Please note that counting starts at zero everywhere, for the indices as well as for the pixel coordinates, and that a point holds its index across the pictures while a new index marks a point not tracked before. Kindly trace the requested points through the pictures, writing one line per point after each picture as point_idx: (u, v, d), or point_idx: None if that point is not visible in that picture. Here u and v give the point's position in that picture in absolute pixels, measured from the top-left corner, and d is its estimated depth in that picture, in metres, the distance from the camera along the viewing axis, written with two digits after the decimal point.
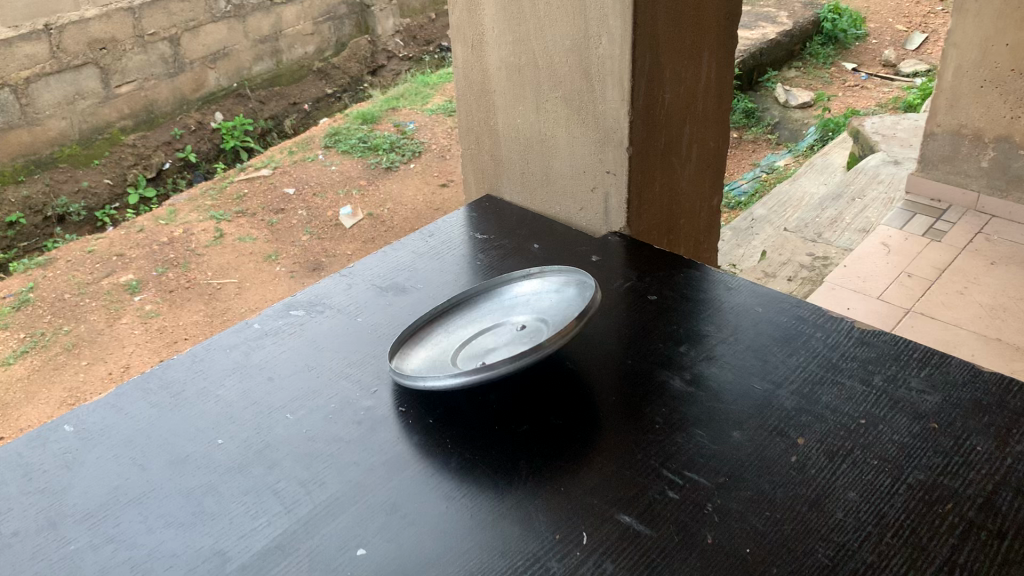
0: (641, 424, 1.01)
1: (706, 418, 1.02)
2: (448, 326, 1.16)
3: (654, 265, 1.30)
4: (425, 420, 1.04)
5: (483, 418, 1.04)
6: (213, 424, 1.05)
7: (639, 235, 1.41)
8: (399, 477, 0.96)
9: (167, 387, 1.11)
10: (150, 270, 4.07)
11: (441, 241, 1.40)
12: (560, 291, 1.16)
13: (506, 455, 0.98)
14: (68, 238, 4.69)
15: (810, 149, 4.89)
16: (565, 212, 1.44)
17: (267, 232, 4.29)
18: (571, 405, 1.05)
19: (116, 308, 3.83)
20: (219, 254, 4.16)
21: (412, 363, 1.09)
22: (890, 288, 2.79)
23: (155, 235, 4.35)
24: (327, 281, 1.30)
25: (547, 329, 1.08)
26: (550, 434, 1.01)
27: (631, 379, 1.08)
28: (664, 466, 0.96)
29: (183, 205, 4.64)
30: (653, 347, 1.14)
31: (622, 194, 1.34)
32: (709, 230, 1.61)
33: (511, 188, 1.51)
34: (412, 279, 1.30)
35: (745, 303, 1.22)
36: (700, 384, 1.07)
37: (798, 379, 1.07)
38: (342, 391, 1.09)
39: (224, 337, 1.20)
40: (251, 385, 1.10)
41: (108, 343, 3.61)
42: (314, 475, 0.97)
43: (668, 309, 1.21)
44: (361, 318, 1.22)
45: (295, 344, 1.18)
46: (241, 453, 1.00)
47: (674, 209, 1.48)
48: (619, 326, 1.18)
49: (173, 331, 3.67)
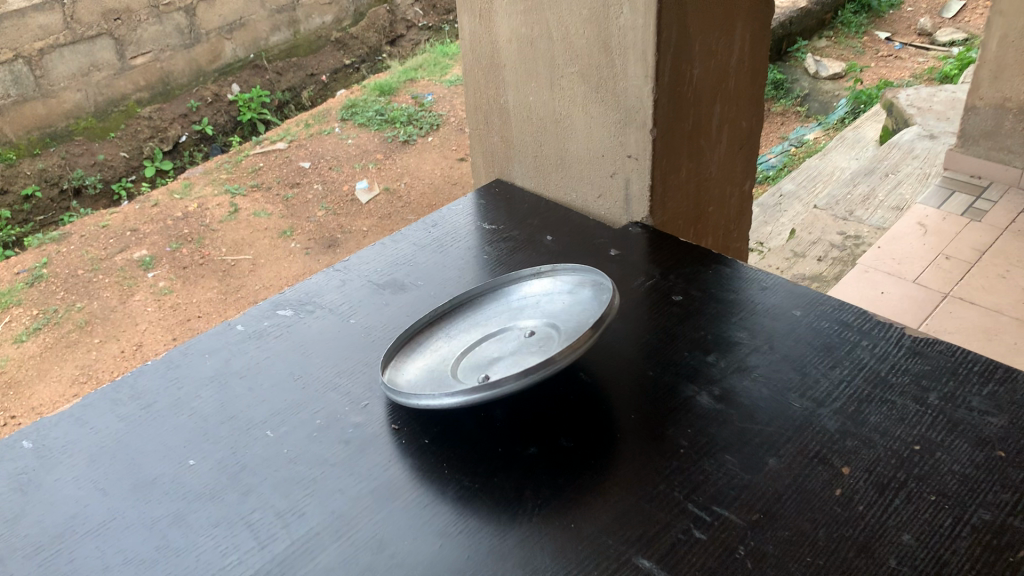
0: (664, 449, 0.90)
1: (738, 442, 0.90)
2: (449, 330, 1.05)
3: (680, 261, 1.18)
4: (420, 440, 0.92)
5: (486, 438, 0.92)
6: (184, 442, 0.94)
7: (664, 225, 1.28)
8: (389, 508, 0.85)
9: (137, 399, 1.01)
10: (164, 246, 3.98)
11: (445, 232, 1.28)
12: (575, 293, 1.03)
13: (509, 483, 0.87)
14: (84, 212, 4.60)
15: (842, 121, 4.70)
16: (582, 200, 1.31)
17: (281, 207, 4.20)
18: (584, 425, 0.93)
19: (129, 284, 3.75)
20: (234, 229, 4.06)
21: (407, 373, 0.98)
22: (927, 271, 2.63)
23: (170, 210, 4.25)
24: (319, 278, 1.19)
25: (559, 337, 0.96)
26: (560, 459, 0.89)
27: (653, 394, 0.96)
28: (689, 500, 0.84)
29: (198, 178, 4.55)
30: (678, 357, 1.01)
31: (645, 180, 1.21)
32: (740, 219, 1.48)
33: (522, 171, 1.39)
34: (412, 275, 1.18)
35: (781, 305, 1.09)
36: (730, 400, 0.95)
37: (842, 397, 0.95)
38: (328, 405, 0.98)
39: (204, 339, 1.09)
40: (229, 396, 1.00)
41: (120, 320, 3.53)
42: (294, 505, 0.86)
43: (696, 311, 1.08)
44: (354, 320, 1.10)
45: (281, 348, 1.07)
46: (213, 478, 0.90)
47: (702, 197, 1.35)
48: (640, 330, 1.06)
49: (186, 308, 3.58)
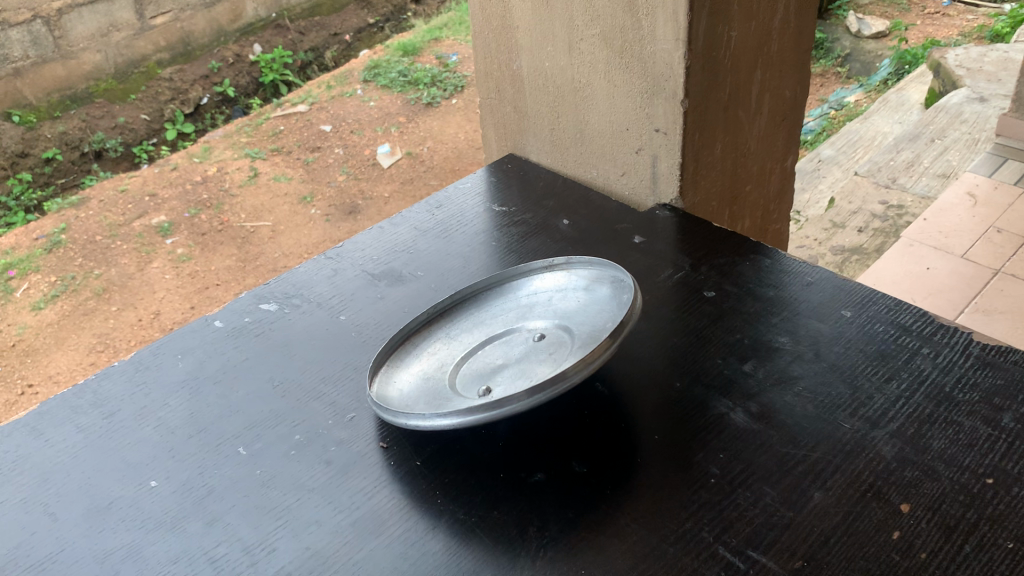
0: (690, 477, 0.77)
1: (778, 472, 0.77)
2: (449, 331, 0.93)
3: (712, 250, 1.04)
4: (411, 462, 0.81)
5: (486, 460, 0.80)
6: (147, 460, 0.84)
7: (696, 208, 1.14)
8: (372, 543, 0.74)
9: (99, 408, 0.90)
10: (183, 211, 3.84)
11: (451, 215, 1.17)
12: (592, 290, 0.91)
13: (510, 516, 0.75)
14: (104, 175, 4.46)
15: (884, 83, 4.47)
16: (603, 177, 1.18)
17: (301, 171, 4.04)
18: (600, 445, 0.81)
19: (147, 251, 3.63)
20: (253, 194, 3.91)
21: (399, 382, 0.86)
22: (976, 246, 2.46)
23: (190, 174, 4.10)
24: (309, 269, 1.08)
25: (572, 343, 0.83)
26: (571, 488, 0.77)
27: (680, 409, 0.84)
28: (720, 543, 0.71)
29: (218, 142, 4.40)
30: (710, 365, 0.89)
31: (675, 158, 1.07)
32: (780, 199, 1.33)
33: (538, 146, 1.26)
34: (412, 265, 1.07)
35: (827, 304, 0.96)
36: (769, 418, 0.82)
37: (900, 417, 0.81)
38: (309, 417, 0.86)
39: (179, 337, 0.99)
40: (200, 405, 0.89)
41: (138, 288, 3.42)
42: (264, 539, 0.75)
43: (730, 309, 0.95)
44: (344, 317, 0.99)
45: (261, 348, 0.96)
46: (176, 503, 0.79)
47: (738, 175, 1.20)
48: (667, 331, 0.93)
49: (204, 276, 3.46)
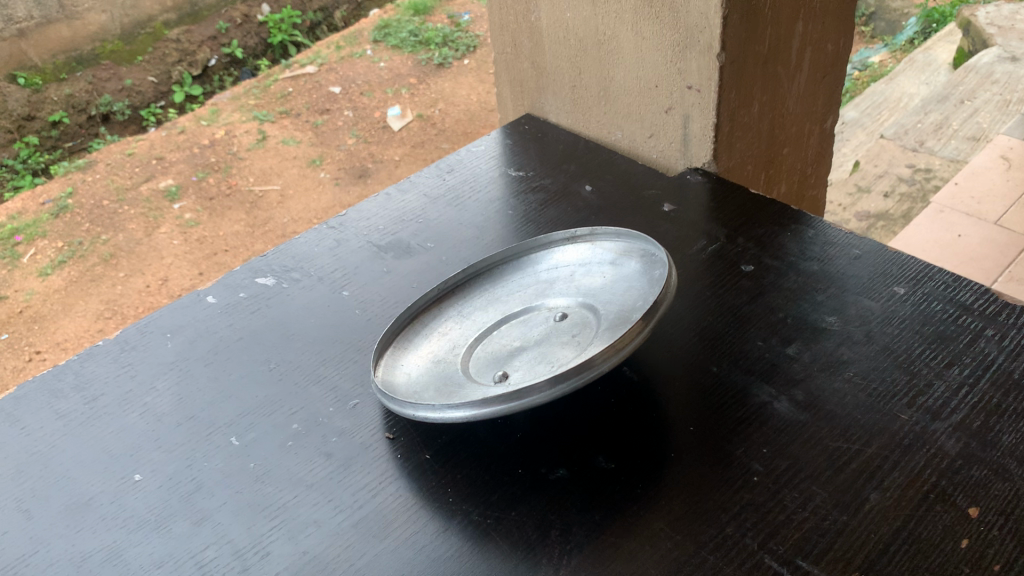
0: (730, 476, 0.69)
1: (828, 469, 0.69)
2: (460, 310, 0.84)
3: (749, 219, 0.95)
4: (421, 455, 0.73)
5: (503, 453, 0.73)
6: (131, 451, 0.76)
7: (730, 173, 1.05)
8: (377, 546, 0.66)
9: (81, 392, 0.83)
10: (189, 173, 3.66)
11: (463, 181, 1.09)
12: (619, 265, 0.82)
13: (530, 517, 0.67)
14: (111, 139, 4.17)
15: (910, 43, 4.33)
16: (629, 139, 1.09)
17: (309, 134, 3.88)
18: (630, 438, 0.73)
19: (154, 216, 3.44)
20: (262, 157, 3.73)
21: (406, 368, 0.78)
22: (1010, 212, 2.35)
23: (196, 136, 3.89)
24: (311, 240, 1.00)
25: (597, 325, 0.75)
26: (597, 487, 0.69)
27: (717, 397, 0.76)
28: (765, 551, 0.63)
29: (225, 104, 4.16)
30: (749, 348, 0.80)
31: (709, 118, 0.97)
32: (820, 163, 1.23)
33: (557, 105, 1.17)
34: (421, 236, 0.99)
35: (876, 279, 0.87)
36: (817, 408, 0.74)
37: (964, 407, 0.73)
38: (308, 403, 0.79)
39: (170, 315, 0.91)
40: (190, 390, 0.82)
41: (146, 253, 3.25)
42: (257, 541, 0.68)
43: (771, 284, 0.87)
44: (348, 293, 0.91)
45: (258, 328, 0.88)
46: (162, 500, 0.72)
47: (776, 138, 1.11)
48: (701, 310, 0.85)
49: (212, 242, 3.30)
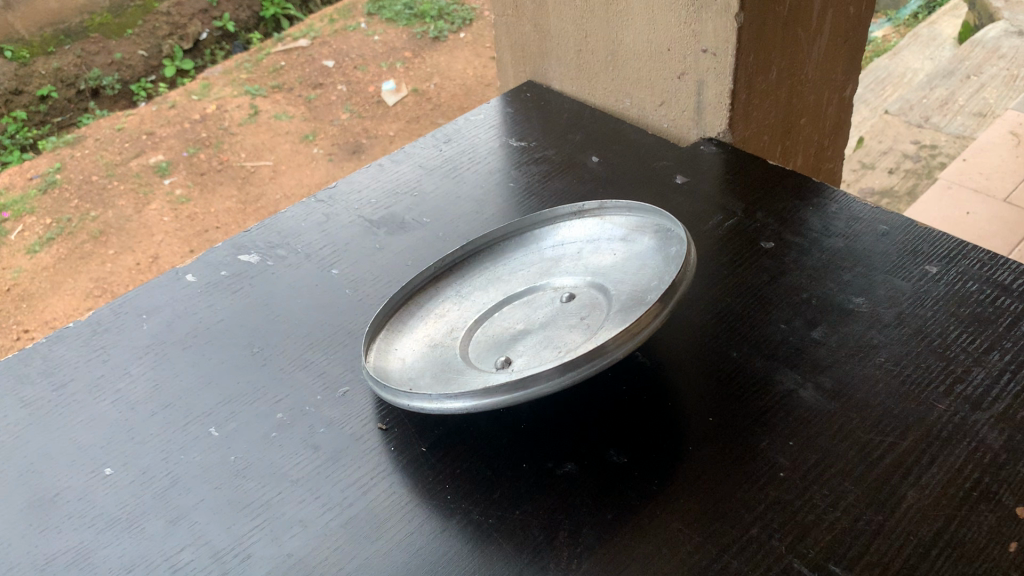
0: (753, 472, 0.63)
1: (860, 464, 0.63)
2: (458, 291, 0.78)
3: (768, 192, 0.89)
4: (416, 448, 0.67)
5: (506, 445, 0.67)
6: (101, 442, 0.70)
7: (746, 143, 0.99)
8: (369, 550, 0.60)
9: (48, 378, 0.77)
10: (181, 149, 3.16)
11: (462, 152, 1.02)
12: (631, 242, 0.76)
13: (536, 517, 0.61)
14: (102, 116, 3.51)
15: (913, 17, 4.23)
16: (639, 107, 1.02)
17: (303, 108, 3.37)
18: (642, 427, 0.67)
19: (144, 192, 2.99)
20: (254, 132, 3.24)
21: (400, 354, 0.72)
22: (1019, 189, 2.28)
23: (187, 111, 3.35)
24: (297, 213, 0.94)
25: (608, 308, 0.69)
26: (609, 483, 0.63)
27: (736, 383, 0.70)
28: (794, 556, 0.58)
29: (216, 78, 3.60)
30: (771, 331, 0.74)
31: (724, 84, 0.91)
32: (838, 135, 1.16)
33: (561, 71, 1.10)
34: (416, 210, 0.93)
35: (904, 256, 0.80)
36: (846, 397, 0.68)
37: (1005, 396, 0.66)
38: (293, 391, 0.73)
39: (146, 295, 0.85)
40: (166, 376, 0.76)
41: (137, 230, 2.84)
42: (238, 542, 0.62)
43: (792, 261, 0.81)
44: (338, 272, 0.85)
45: (241, 311, 0.81)
46: (135, 496, 0.66)
47: (794, 107, 1.04)
48: (718, 289, 0.79)
49: (203, 219, 2.88)
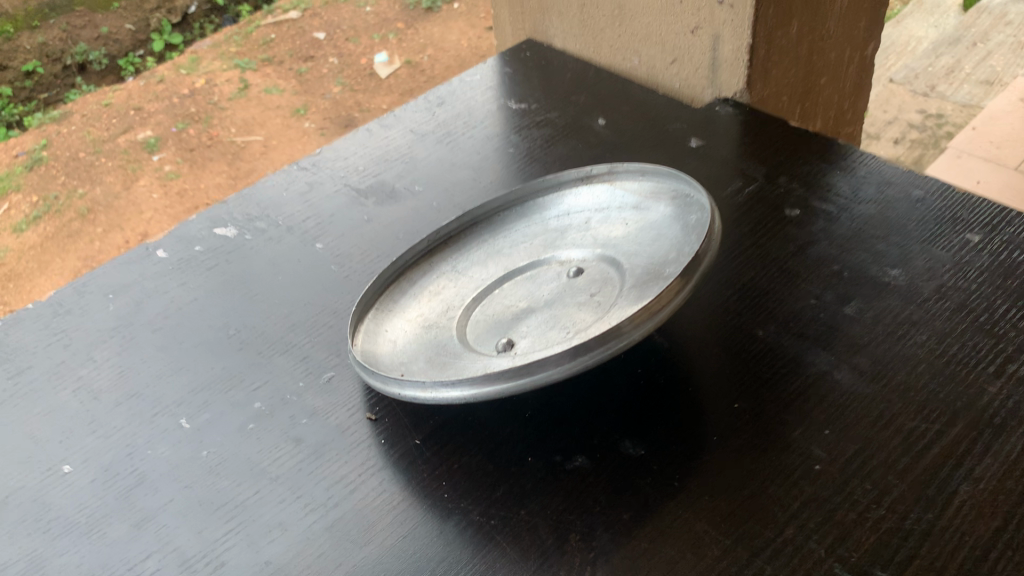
0: (785, 465, 0.57)
1: (904, 456, 0.57)
2: (454, 267, 0.71)
3: (792, 156, 0.82)
4: (409, 441, 0.61)
5: (510, 438, 0.60)
6: (59, 435, 0.64)
7: (765, 104, 0.91)
8: (357, 558, 0.54)
9: (3, 365, 0.70)
10: (168, 125, 2.62)
11: (456, 115, 0.95)
12: (645, 210, 0.69)
13: (544, 519, 0.55)
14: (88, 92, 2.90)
15: None
16: (648, 65, 0.94)
17: (293, 82, 2.77)
18: (660, 414, 0.60)
19: (133, 168, 2.49)
20: (243, 108, 2.67)
21: (390, 338, 0.65)
22: None
23: (176, 85, 2.77)
24: (279, 181, 0.87)
25: (622, 286, 0.62)
26: (626, 478, 0.57)
27: (762, 365, 0.63)
28: (835, 560, 0.51)
29: (206, 52, 2.98)
30: (799, 306, 0.67)
31: (742, 38, 0.83)
32: (859, 97, 1.07)
33: (563, 28, 1.02)
34: (407, 178, 0.85)
35: (940, 222, 0.73)
36: (885, 379, 0.61)
37: None
38: (273, 377, 0.66)
39: (114, 272, 0.78)
40: (132, 361, 0.69)
41: (127, 208, 2.37)
42: (209, 548, 0.55)
43: (820, 229, 0.74)
44: (322, 246, 0.78)
45: (216, 290, 0.74)
46: (96, 496, 0.59)
47: (817, 65, 0.95)
48: (739, 261, 0.72)
49: (193, 196, 2.38)
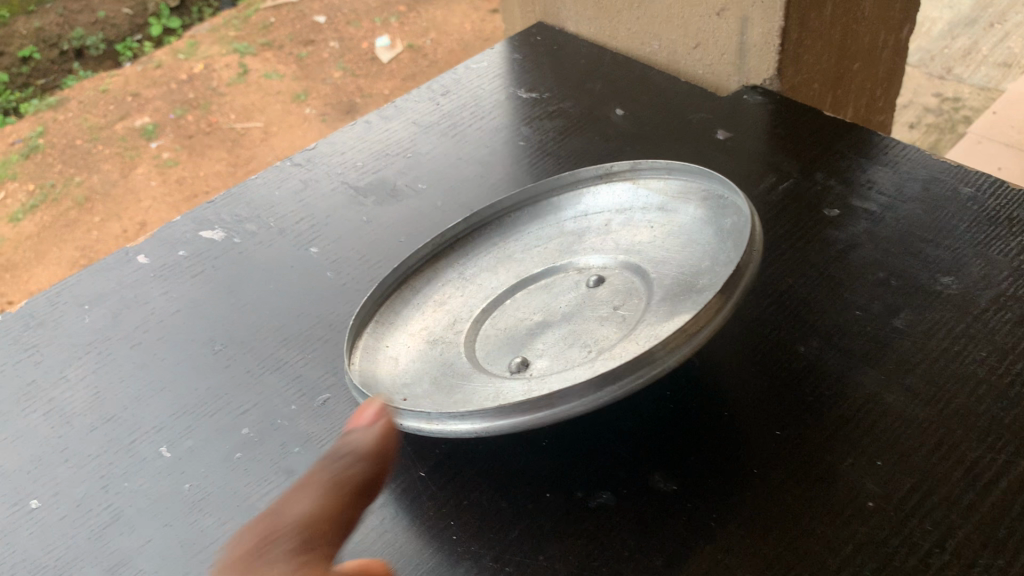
0: (834, 501, 0.50)
1: (968, 491, 0.50)
2: (462, 274, 0.65)
3: (827, 149, 0.75)
4: (414, 476, 0.55)
5: (525, 471, 0.54)
6: (29, 465, 0.58)
7: (795, 92, 0.84)
8: None
9: None
10: (166, 111, 2.36)
11: (462, 105, 0.88)
12: (672, 212, 0.62)
13: (564, 565, 0.49)
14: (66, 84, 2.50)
15: None
16: (669, 50, 0.88)
17: (293, 67, 2.54)
18: (695, 444, 0.54)
19: (130, 155, 2.24)
20: (243, 92, 2.44)
21: (390, 357, 0.58)
22: None
23: (175, 70, 2.51)
24: (272, 177, 0.81)
25: (651, 300, 0.55)
26: (655, 519, 0.50)
27: (805, 387, 0.57)
28: None
29: (203, 36, 2.68)
30: (843, 319, 0.61)
31: (773, 20, 0.76)
32: (891, 83, 0.99)
33: (576, 9, 0.95)
34: (410, 174, 0.79)
35: (994, 222, 0.66)
36: (943, 402, 0.55)
37: None
38: (263, 400, 0.60)
39: (90, 280, 0.72)
40: (109, 380, 0.63)
41: (123, 198, 2.12)
42: None
43: (862, 232, 0.67)
44: (317, 250, 0.71)
45: (201, 301, 0.68)
46: (66, 535, 0.53)
47: (849, 50, 0.88)
48: (776, 267, 0.66)
49: (194, 183, 2.16)
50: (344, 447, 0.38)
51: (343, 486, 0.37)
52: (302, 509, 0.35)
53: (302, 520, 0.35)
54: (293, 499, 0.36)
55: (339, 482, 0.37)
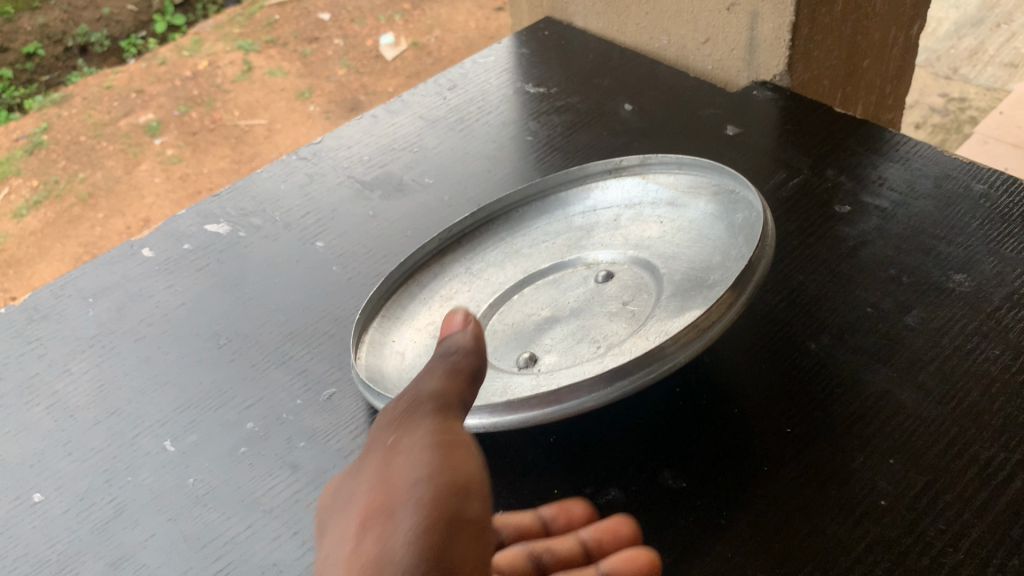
0: (846, 499, 0.50)
1: (981, 489, 0.49)
2: (469, 269, 0.64)
3: (838, 145, 0.75)
4: None
5: (534, 469, 0.54)
6: (32, 458, 0.58)
7: (805, 88, 0.84)
8: None
9: None
10: (170, 108, 2.36)
11: (470, 99, 0.87)
12: (682, 207, 0.62)
13: None
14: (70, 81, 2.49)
15: None
16: (678, 45, 0.87)
17: (297, 65, 2.54)
18: (705, 441, 0.54)
19: (134, 152, 2.24)
20: (248, 89, 2.43)
21: (398, 353, 0.58)
22: None
23: (180, 66, 2.50)
24: (278, 171, 0.81)
25: (662, 296, 0.55)
26: (664, 517, 0.50)
27: (816, 384, 0.56)
28: None
29: (207, 32, 2.67)
30: (854, 316, 0.60)
31: (784, 15, 0.75)
32: (901, 80, 0.99)
33: (584, 4, 0.94)
34: (417, 169, 0.78)
35: (1006, 219, 0.65)
36: (956, 400, 0.54)
37: None
38: (269, 394, 0.59)
39: (95, 274, 0.71)
40: (113, 374, 0.62)
41: (127, 194, 2.11)
42: None
43: (872, 229, 0.67)
44: (323, 245, 0.71)
45: (205, 294, 0.68)
46: (70, 529, 0.53)
47: (860, 47, 0.87)
48: (786, 264, 0.65)
49: (198, 180, 2.15)
50: (451, 344, 0.41)
51: (461, 372, 0.39)
52: (430, 388, 0.38)
53: (432, 395, 0.38)
54: (421, 380, 0.39)
55: (455, 369, 0.39)
